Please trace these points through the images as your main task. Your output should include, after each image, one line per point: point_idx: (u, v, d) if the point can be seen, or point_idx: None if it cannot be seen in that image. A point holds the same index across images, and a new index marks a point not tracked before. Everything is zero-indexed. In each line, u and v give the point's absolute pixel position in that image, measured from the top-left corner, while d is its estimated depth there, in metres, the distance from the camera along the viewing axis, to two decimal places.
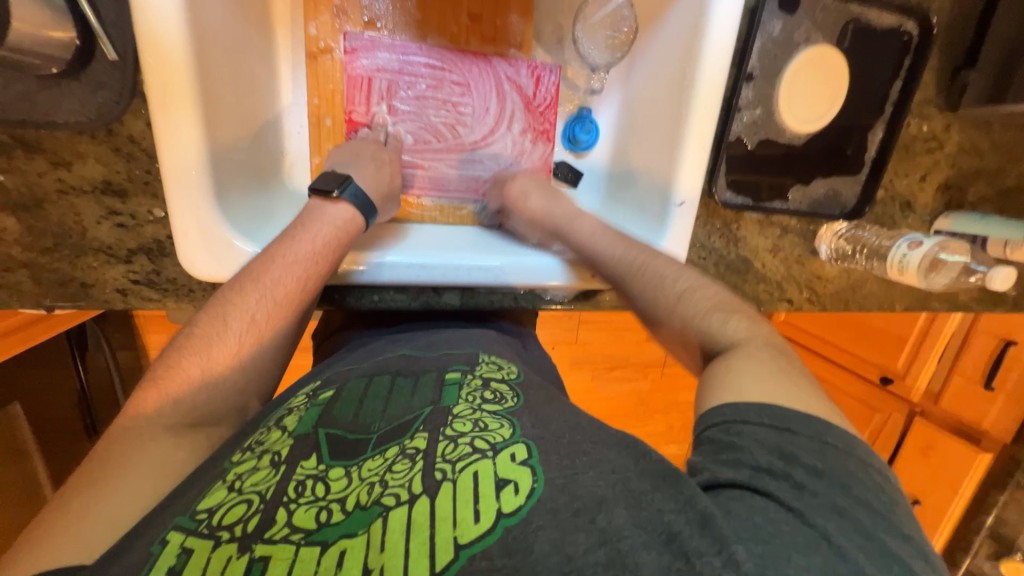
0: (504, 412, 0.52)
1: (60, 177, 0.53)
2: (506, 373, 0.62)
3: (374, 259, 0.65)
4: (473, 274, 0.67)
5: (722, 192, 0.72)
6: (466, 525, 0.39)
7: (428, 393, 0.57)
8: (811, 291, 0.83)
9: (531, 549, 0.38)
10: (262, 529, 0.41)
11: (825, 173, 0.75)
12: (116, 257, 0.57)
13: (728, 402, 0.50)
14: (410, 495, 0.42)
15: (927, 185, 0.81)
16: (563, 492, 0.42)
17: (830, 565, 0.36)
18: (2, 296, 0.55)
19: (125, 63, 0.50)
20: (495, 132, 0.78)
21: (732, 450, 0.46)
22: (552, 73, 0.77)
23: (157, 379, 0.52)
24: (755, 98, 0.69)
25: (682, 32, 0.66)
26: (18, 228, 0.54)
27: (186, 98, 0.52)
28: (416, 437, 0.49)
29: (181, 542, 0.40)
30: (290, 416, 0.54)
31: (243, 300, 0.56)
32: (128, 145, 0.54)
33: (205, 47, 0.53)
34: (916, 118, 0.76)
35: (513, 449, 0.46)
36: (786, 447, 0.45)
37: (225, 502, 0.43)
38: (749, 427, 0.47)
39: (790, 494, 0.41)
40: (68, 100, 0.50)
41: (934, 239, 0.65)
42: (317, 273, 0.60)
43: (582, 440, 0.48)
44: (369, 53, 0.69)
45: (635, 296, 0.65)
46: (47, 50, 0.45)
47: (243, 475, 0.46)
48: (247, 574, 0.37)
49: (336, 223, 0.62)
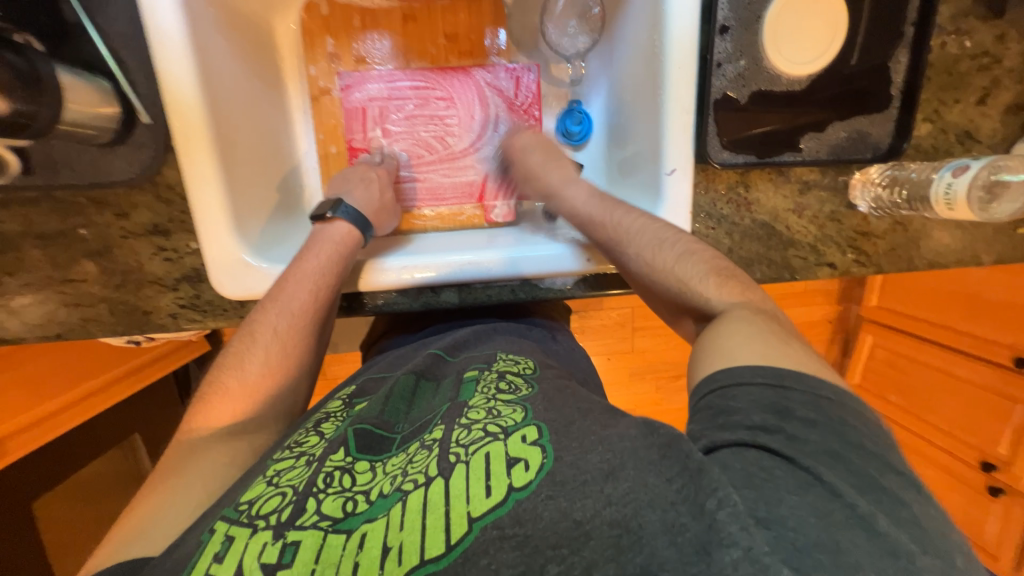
0: (518, 399, 0.51)
1: (122, 226, 0.65)
2: (522, 367, 0.59)
3: (376, 265, 0.69)
4: (467, 270, 0.69)
5: (719, 153, 0.67)
6: (478, 500, 0.39)
7: (446, 393, 0.56)
8: (857, 251, 0.73)
9: (540, 517, 0.37)
10: (295, 517, 0.41)
11: (843, 115, 0.67)
12: (166, 286, 0.68)
13: (721, 368, 0.47)
14: (426, 478, 0.42)
15: (990, 109, 0.68)
16: (570, 466, 0.41)
17: (822, 504, 0.35)
18: (88, 327, 0.68)
19: (156, 123, 0.61)
20: (485, 139, 0.81)
21: (723, 414, 0.43)
22: (531, 71, 0.79)
23: (206, 397, 0.57)
24: (735, 49, 0.64)
25: (645, 3, 0.65)
26: (97, 270, 0.67)
27: (202, 145, 0.61)
28: (435, 430, 0.49)
29: (225, 531, 0.41)
30: (328, 421, 0.56)
31: (266, 317, 0.62)
32: (168, 191, 0.65)
33: (218, 102, 0.63)
34: (952, 35, 0.66)
35: (523, 431, 0.45)
36: (780, 402, 0.42)
37: (263, 495, 0.44)
38: (743, 389, 0.44)
39: (781, 444, 0.39)
40: (119, 161, 0.62)
41: (982, 161, 0.55)
42: (326, 285, 0.64)
43: (562, 422, 0.47)
44: (362, 86, 0.78)
45: (631, 266, 0.62)
46: (97, 120, 0.58)
47: (280, 472, 0.47)
48: (280, 556, 0.38)
49: (338, 239, 0.68)
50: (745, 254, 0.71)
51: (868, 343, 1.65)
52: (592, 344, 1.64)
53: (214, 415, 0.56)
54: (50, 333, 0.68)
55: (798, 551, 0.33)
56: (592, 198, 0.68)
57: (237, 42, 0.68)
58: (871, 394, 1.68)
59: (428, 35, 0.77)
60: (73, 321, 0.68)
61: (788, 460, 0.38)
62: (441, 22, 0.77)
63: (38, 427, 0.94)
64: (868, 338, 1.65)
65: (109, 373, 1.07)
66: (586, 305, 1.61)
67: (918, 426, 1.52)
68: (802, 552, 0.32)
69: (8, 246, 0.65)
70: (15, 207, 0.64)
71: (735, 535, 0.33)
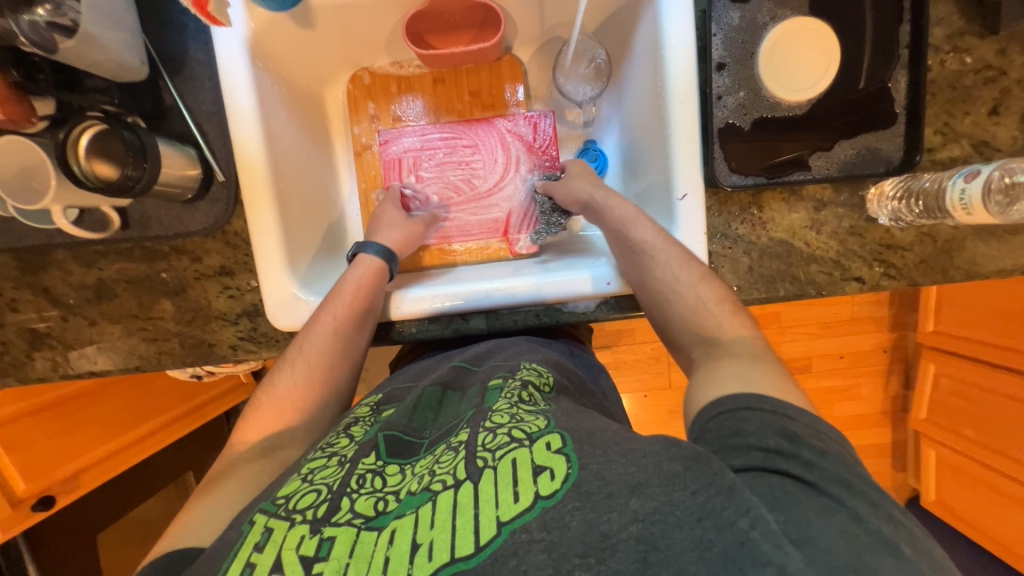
0: (541, 410, 0.52)
1: (196, 268, 0.76)
2: (542, 381, 0.60)
3: (408, 295, 0.75)
4: (496, 297, 0.73)
5: (728, 176, 0.70)
6: (506, 505, 0.42)
7: (472, 400, 0.58)
8: (885, 264, 0.72)
9: (567, 526, 0.39)
10: (330, 514, 0.45)
11: (849, 134, 0.69)
12: (228, 320, 0.77)
13: (728, 394, 0.50)
14: (456, 480, 0.45)
15: (1004, 118, 0.69)
16: (596, 477, 0.42)
17: (848, 528, 0.38)
18: (162, 360, 0.77)
19: (229, 180, 0.72)
20: (509, 183, 0.89)
21: (737, 436, 0.46)
22: (547, 116, 0.87)
23: (252, 415, 0.63)
24: (734, 83, 0.69)
25: (646, 50, 0.72)
26: (173, 308, 0.77)
27: (265, 198, 0.71)
28: (461, 433, 0.51)
29: (264, 523, 0.46)
30: (356, 425, 0.59)
31: (305, 346, 0.67)
32: (234, 238, 0.75)
33: (278, 160, 0.74)
34: (951, 53, 0.68)
35: (548, 438, 0.46)
36: (788, 428, 0.45)
37: (299, 491, 0.48)
38: (754, 414, 0.47)
39: (800, 469, 0.42)
40: (198, 214, 0.73)
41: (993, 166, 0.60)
42: (357, 316, 0.69)
43: (582, 429, 0.48)
44: (398, 140, 0.88)
45: (652, 276, 0.65)
46: (183, 181, 0.69)
47: (314, 470, 0.51)
48: (318, 550, 0.42)
49: (360, 270, 0.73)
50: (766, 271, 0.72)
51: (931, 372, 1.53)
52: (625, 378, 1.61)
53: (254, 432, 0.62)
54: (131, 366, 0.78)
55: (831, 566, 0.35)
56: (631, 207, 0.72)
57: (295, 111, 0.80)
58: (941, 427, 1.53)
59: (454, 94, 0.88)
60: (150, 354, 0.77)
61: (809, 484, 0.42)
62: (466, 82, 0.88)
63: (101, 464, 1.14)
64: (930, 366, 1.53)
65: (162, 416, 1.25)
66: (619, 340, 1.58)
67: (1001, 463, 1.37)
68: (838, 569, 0.35)
69: (105, 291, 0.76)
70: (114, 258, 0.75)
71: (768, 553, 0.35)
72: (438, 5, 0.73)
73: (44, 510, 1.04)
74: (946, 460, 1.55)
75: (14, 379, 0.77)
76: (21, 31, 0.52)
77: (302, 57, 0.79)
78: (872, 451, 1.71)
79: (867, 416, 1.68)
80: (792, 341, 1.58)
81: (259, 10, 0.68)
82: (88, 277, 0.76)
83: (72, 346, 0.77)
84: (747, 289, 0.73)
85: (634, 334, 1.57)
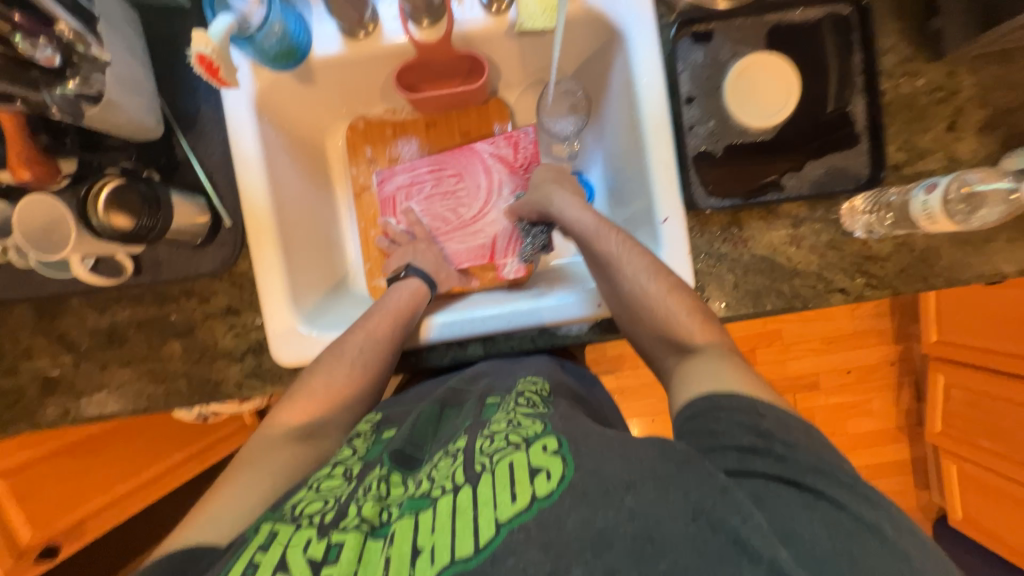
0: (540, 414, 0.55)
1: (203, 309, 0.79)
2: (539, 388, 0.63)
3: (428, 323, 0.76)
4: (504, 320, 0.75)
5: (706, 200, 0.74)
6: (505, 506, 0.43)
7: (470, 412, 0.61)
8: (866, 275, 0.74)
9: (563, 525, 0.41)
10: (337, 519, 0.47)
11: (817, 154, 0.73)
12: (234, 357, 0.79)
13: (700, 395, 0.54)
14: (454, 485, 0.47)
15: (962, 133, 0.73)
16: (592, 476, 0.44)
17: (832, 519, 0.42)
18: (170, 400, 0.79)
19: (235, 225, 0.77)
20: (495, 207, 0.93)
21: (713, 437, 0.49)
22: (528, 133, 0.91)
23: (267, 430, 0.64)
24: (703, 114, 0.74)
25: (621, 89, 0.78)
26: (181, 348, 0.79)
27: (269, 239, 0.75)
28: (459, 440, 0.54)
29: (269, 528, 0.47)
30: (359, 441, 0.62)
31: (329, 371, 0.68)
32: (240, 278, 0.79)
33: (282, 203, 0.78)
34: (903, 78, 0.73)
35: (544, 441, 0.48)
36: (761, 425, 0.49)
37: (305, 499, 0.50)
38: (724, 413, 0.50)
39: (776, 466, 0.46)
40: (206, 256, 0.77)
41: (948, 177, 0.66)
42: (381, 338, 0.71)
43: (575, 438, 0.49)
44: (392, 177, 0.93)
45: (621, 289, 0.68)
46: (193, 227, 0.74)
47: (320, 482, 0.53)
48: (326, 553, 0.44)
49: (407, 294, 0.77)
50: (751, 287, 0.75)
51: (941, 383, 1.51)
52: (632, 405, 1.59)
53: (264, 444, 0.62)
54: (139, 408, 0.80)
55: (817, 561, 0.40)
56: (595, 217, 0.75)
57: (297, 157, 0.85)
58: (957, 440, 1.50)
59: (447, 133, 0.94)
60: (158, 395, 0.79)
61: (793, 483, 0.45)
62: (457, 122, 0.93)
63: (108, 511, 1.15)
64: (939, 377, 1.52)
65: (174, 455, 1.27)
66: (623, 364, 1.58)
67: (1023, 475, 1.33)
68: (822, 560, 0.40)
69: (117, 335, 0.79)
70: (126, 303, 0.79)
71: (760, 549, 0.38)
72: (425, 59, 0.79)
73: (48, 558, 1.06)
74: (967, 475, 1.50)
75: (26, 425, 0.79)
76: (54, 103, 0.57)
77: (303, 112, 0.86)
78: (890, 469, 1.66)
79: (881, 432, 1.64)
80: (797, 358, 1.58)
81: (263, 71, 0.75)
82: (102, 322, 0.79)
83: (83, 390, 0.79)
84: (735, 306, 0.75)
85: (637, 359, 1.56)
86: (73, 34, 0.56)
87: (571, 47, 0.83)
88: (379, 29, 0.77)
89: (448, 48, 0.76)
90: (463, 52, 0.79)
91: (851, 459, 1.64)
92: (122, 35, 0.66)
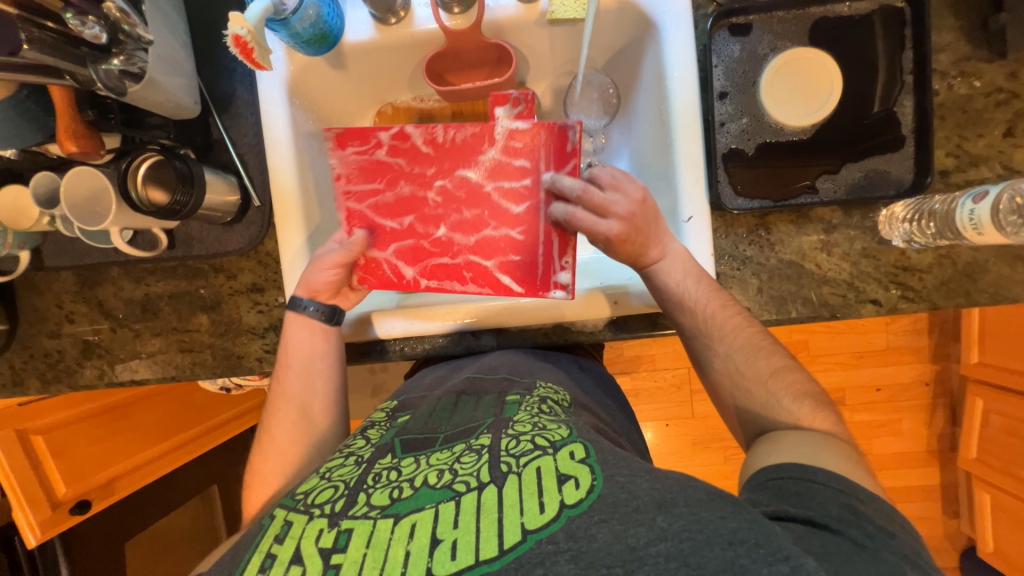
0: (563, 419, 0.56)
1: (230, 285, 0.82)
2: (560, 398, 0.63)
3: (382, 321, 0.77)
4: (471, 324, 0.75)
5: (733, 200, 0.72)
6: (532, 513, 0.43)
7: (490, 407, 0.61)
8: (902, 286, 0.70)
9: (593, 537, 0.41)
10: (347, 508, 0.48)
11: (857, 158, 0.70)
12: (256, 333, 0.82)
13: (793, 461, 0.52)
14: (479, 483, 0.47)
15: (1020, 139, 0.68)
16: (622, 489, 0.44)
17: None
18: (196, 371, 0.83)
19: (263, 204, 0.80)
20: (503, 213, 0.74)
21: (797, 497, 0.48)
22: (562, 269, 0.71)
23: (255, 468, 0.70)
24: (736, 110, 0.72)
25: (652, 82, 0.76)
26: (209, 321, 0.83)
27: (294, 221, 0.77)
28: (481, 437, 0.54)
29: (285, 516, 0.50)
30: (374, 429, 0.64)
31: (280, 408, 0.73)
32: (266, 257, 0.82)
33: (309, 186, 0.80)
34: (958, 78, 0.69)
35: (571, 447, 0.49)
36: (855, 506, 0.46)
37: (318, 488, 0.52)
38: (815, 485, 0.48)
39: (861, 536, 0.44)
40: (238, 233, 0.80)
41: (999, 187, 0.62)
42: (303, 362, 0.74)
43: (597, 444, 0.50)
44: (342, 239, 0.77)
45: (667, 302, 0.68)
46: (224, 206, 0.76)
47: (333, 469, 0.56)
48: (336, 541, 0.45)
49: (305, 329, 0.75)
50: (777, 293, 0.72)
51: (980, 408, 1.44)
52: (646, 407, 1.56)
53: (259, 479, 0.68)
54: (168, 376, 0.84)
55: None
56: (693, 281, 0.67)
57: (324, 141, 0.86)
58: (994, 469, 1.41)
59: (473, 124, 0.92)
60: (185, 364, 0.83)
61: (861, 545, 0.43)
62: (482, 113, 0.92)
63: (135, 473, 1.21)
64: (978, 401, 1.43)
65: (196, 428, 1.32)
66: (638, 366, 1.55)
67: None
68: None
69: (150, 306, 0.83)
70: (160, 275, 0.83)
71: None
72: (455, 48, 0.78)
73: (82, 513, 1.09)
74: (1002, 505, 1.42)
75: (66, 385, 0.85)
76: (99, 78, 0.59)
77: (334, 97, 0.86)
78: (916, 493, 1.59)
79: (910, 454, 1.57)
80: (822, 372, 1.52)
81: (297, 55, 0.76)
82: (136, 293, 0.83)
83: (117, 355, 0.84)
84: (758, 311, 0.73)
85: (654, 360, 1.54)
86: (120, 12, 0.58)
87: (601, 39, 0.81)
88: (410, 16, 0.77)
89: (477, 37, 0.76)
90: (492, 40, 0.78)
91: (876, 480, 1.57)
92: (165, 17, 0.68)
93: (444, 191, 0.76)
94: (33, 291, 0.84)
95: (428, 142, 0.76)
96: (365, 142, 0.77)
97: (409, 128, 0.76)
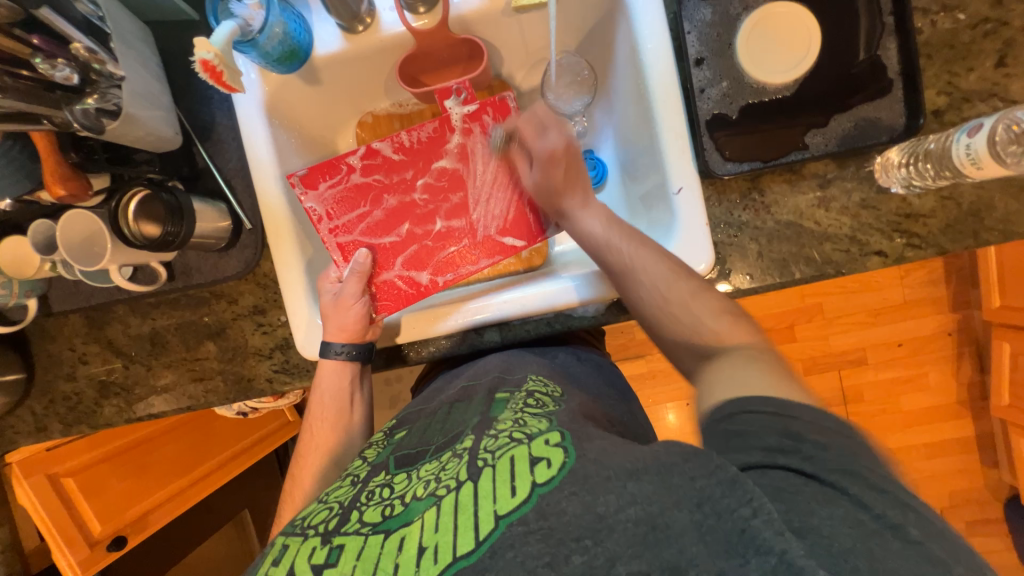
0: (545, 412, 0.55)
1: (233, 309, 0.83)
2: (549, 390, 0.63)
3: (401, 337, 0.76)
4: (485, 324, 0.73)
5: (723, 165, 0.70)
6: (505, 499, 0.44)
7: (478, 409, 0.60)
8: (906, 234, 0.68)
9: (563, 511, 0.42)
10: (340, 525, 0.49)
11: (844, 108, 0.68)
12: (264, 354, 0.83)
13: (728, 397, 0.49)
14: (457, 483, 0.47)
15: (1013, 68, 0.66)
16: (594, 463, 0.45)
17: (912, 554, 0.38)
18: (211, 398, 0.84)
19: (255, 226, 0.80)
20: (484, 189, 0.80)
21: (739, 437, 0.45)
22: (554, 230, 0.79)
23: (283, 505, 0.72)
24: (715, 74, 0.70)
25: (626, 57, 0.75)
26: (217, 348, 0.84)
27: (287, 241, 0.77)
28: (465, 440, 0.54)
29: (282, 542, 0.51)
30: (371, 448, 0.64)
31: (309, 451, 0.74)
32: (264, 278, 0.82)
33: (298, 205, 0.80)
34: (941, 13, 0.67)
35: (546, 435, 0.50)
36: (793, 427, 0.44)
37: (315, 512, 0.53)
38: (751, 414, 0.46)
39: (803, 464, 0.42)
40: (234, 259, 0.81)
41: (993, 118, 0.60)
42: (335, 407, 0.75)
43: (576, 428, 0.51)
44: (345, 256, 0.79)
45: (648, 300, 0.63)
46: (217, 232, 0.77)
47: (330, 492, 0.56)
48: (328, 558, 0.47)
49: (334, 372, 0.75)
50: (778, 256, 0.71)
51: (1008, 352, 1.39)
52: (664, 388, 1.55)
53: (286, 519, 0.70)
54: (183, 406, 0.85)
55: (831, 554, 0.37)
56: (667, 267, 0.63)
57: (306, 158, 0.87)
58: None
59: None
60: (198, 392, 0.84)
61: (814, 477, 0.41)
62: None
63: (171, 502, 1.24)
64: (1004, 346, 1.39)
65: (217, 459, 1.33)
66: (652, 348, 1.53)
67: None
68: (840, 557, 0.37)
69: (159, 339, 0.85)
70: (164, 308, 0.84)
71: (769, 540, 0.36)
72: (425, 49, 0.78)
73: (121, 548, 1.12)
74: None
75: (87, 425, 0.86)
76: (75, 119, 0.60)
77: (315, 112, 0.87)
78: (950, 447, 1.55)
79: (938, 408, 1.53)
80: (839, 333, 1.49)
81: (270, 74, 0.77)
82: (143, 327, 0.85)
83: (133, 392, 0.85)
84: (760, 276, 0.71)
85: None
86: (88, 51, 0.59)
87: (571, 20, 0.81)
88: (377, 21, 0.77)
89: (444, 35, 0.76)
90: (461, 36, 0.78)
91: (905, 438, 1.54)
92: (132, 49, 0.68)
93: (428, 187, 0.80)
94: (46, 337, 0.86)
95: (398, 150, 0.80)
96: (336, 173, 0.79)
97: (375, 145, 0.80)
